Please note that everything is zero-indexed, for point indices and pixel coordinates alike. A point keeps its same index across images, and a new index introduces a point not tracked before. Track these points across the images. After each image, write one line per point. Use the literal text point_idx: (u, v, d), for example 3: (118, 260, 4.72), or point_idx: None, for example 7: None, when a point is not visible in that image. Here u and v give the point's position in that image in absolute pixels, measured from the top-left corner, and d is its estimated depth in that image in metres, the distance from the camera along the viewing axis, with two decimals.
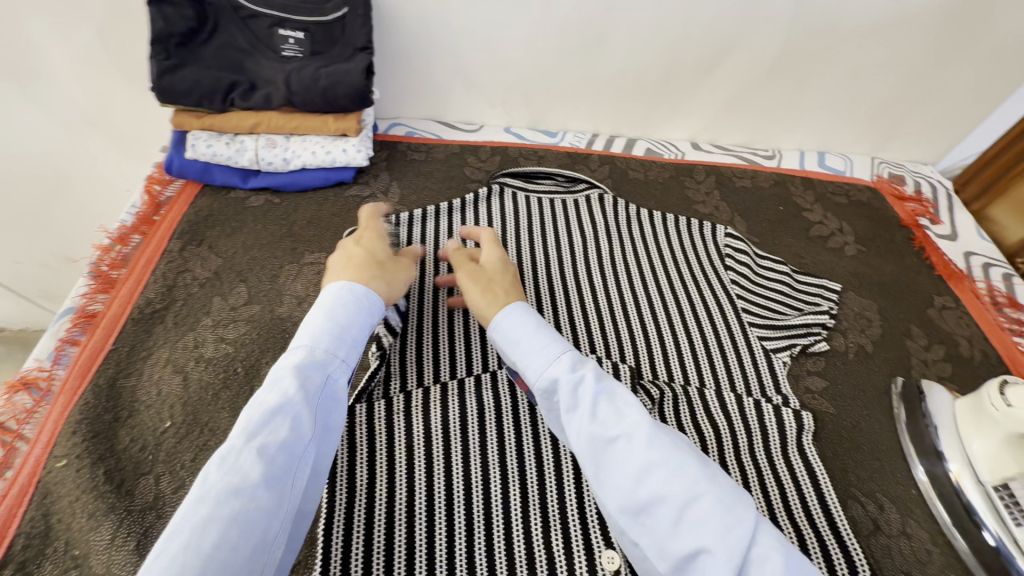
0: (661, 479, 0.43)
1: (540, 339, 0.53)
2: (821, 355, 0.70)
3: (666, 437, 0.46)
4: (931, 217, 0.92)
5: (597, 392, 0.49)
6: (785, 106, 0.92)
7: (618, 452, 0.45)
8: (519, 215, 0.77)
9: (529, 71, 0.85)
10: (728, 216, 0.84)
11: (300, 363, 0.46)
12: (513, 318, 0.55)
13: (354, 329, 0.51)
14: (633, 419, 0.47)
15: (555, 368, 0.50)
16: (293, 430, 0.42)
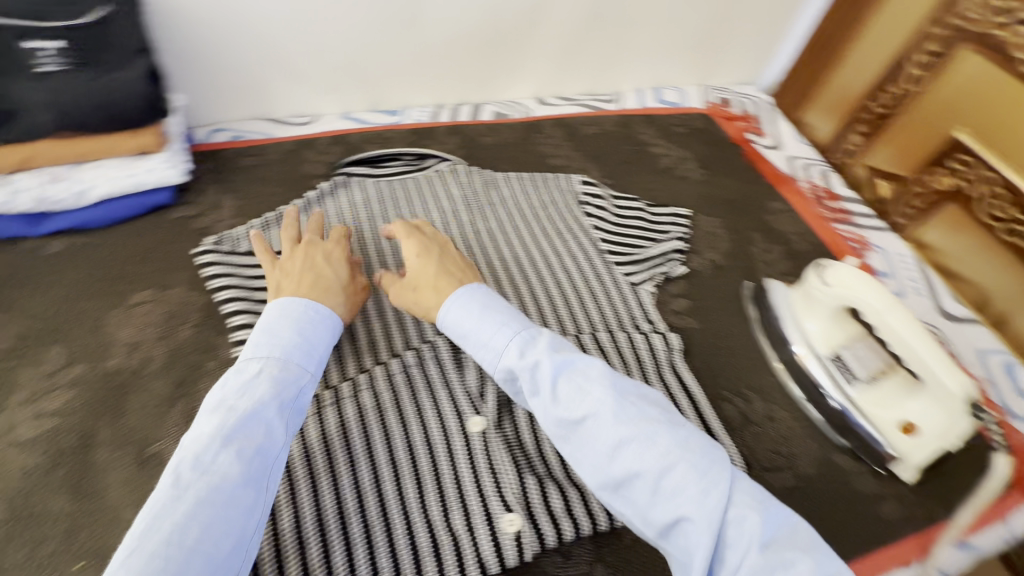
0: (631, 455, 0.44)
1: (488, 328, 0.52)
2: (683, 278, 0.75)
3: (638, 412, 0.46)
4: (757, 132, 1.01)
5: (554, 373, 0.48)
6: (611, 49, 0.95)
7: (585, 433, 0.46)
8: (371, 202, 0.73)
9: (350, 49, 0.80)
10: (582, 163, 0.86)
11: (271, 375, 0.46)
12: (454, 310, 0.53)
13: (322, 344, 0.51)
14: (595, 396, 0.46)
15: (506, 357, 0.50)
16: (267, 436, 0.42)
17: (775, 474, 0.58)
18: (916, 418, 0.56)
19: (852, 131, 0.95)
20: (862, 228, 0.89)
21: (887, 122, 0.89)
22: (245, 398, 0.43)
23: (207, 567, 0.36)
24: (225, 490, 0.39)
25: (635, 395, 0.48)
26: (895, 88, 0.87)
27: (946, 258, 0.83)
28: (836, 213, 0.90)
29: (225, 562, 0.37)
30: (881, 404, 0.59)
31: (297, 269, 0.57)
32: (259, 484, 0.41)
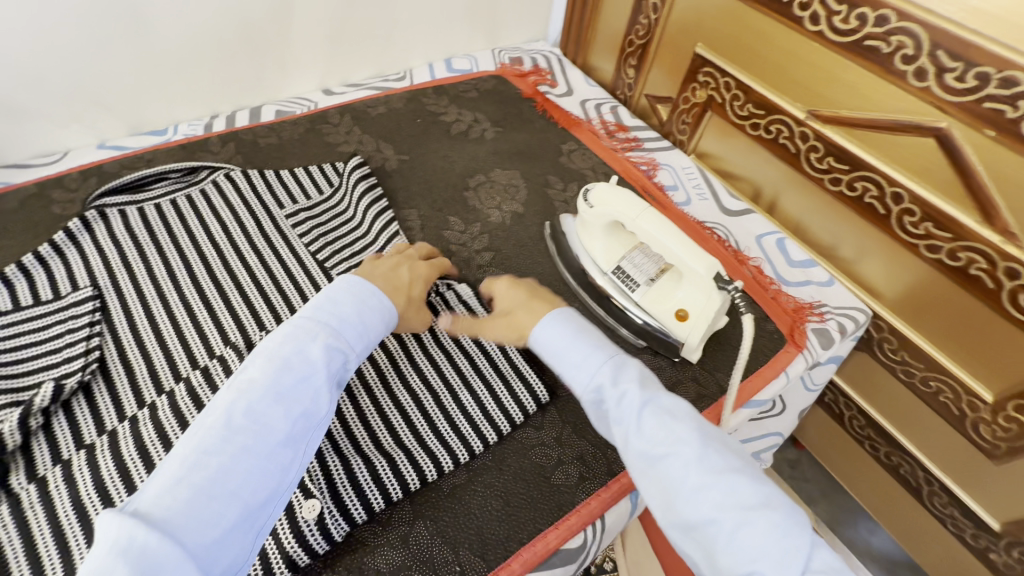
0: (715, 502, 0.43)
1: (576, 355, 0.54)
2: (485, 233, 0.77)
3: (721, 458, 0.45)
4: (549, 83, 1.05)
5: (642, 404, 0.49)
6: (386, 27, 0.94)
7: (667, 470, 0.45)
8: (136, 232, 0.68)
9: (78, 74, 0.73)
10: (373, 144, 0.86)
11: (326, 343, 0.48)
12: (550, 327, 0.57)
13: (377, 326, 0.53)
14: (682, 437, 0.46)
15: (599, 378, 0.52)
16: (313, 401, 0.46)
17: None
18: (685, 305, 0.63)
19: (627, 66, 1.02)
20: (650, 152, 0.96)
21: (647, 51, 0.96)
22: (298, 359, 0.47)
23: (241, 516, 0.40)
24: (268, 445, 0.42)
25: (714, 437, 0.47)
26: (644, 19, 0.94)
27: (724, 163, 0.92)
28: (627, 142, 0.97)
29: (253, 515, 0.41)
30: (658, 301, 0.65)
31: (386, 265, 0.60)
32: (297, 443, 0.44)
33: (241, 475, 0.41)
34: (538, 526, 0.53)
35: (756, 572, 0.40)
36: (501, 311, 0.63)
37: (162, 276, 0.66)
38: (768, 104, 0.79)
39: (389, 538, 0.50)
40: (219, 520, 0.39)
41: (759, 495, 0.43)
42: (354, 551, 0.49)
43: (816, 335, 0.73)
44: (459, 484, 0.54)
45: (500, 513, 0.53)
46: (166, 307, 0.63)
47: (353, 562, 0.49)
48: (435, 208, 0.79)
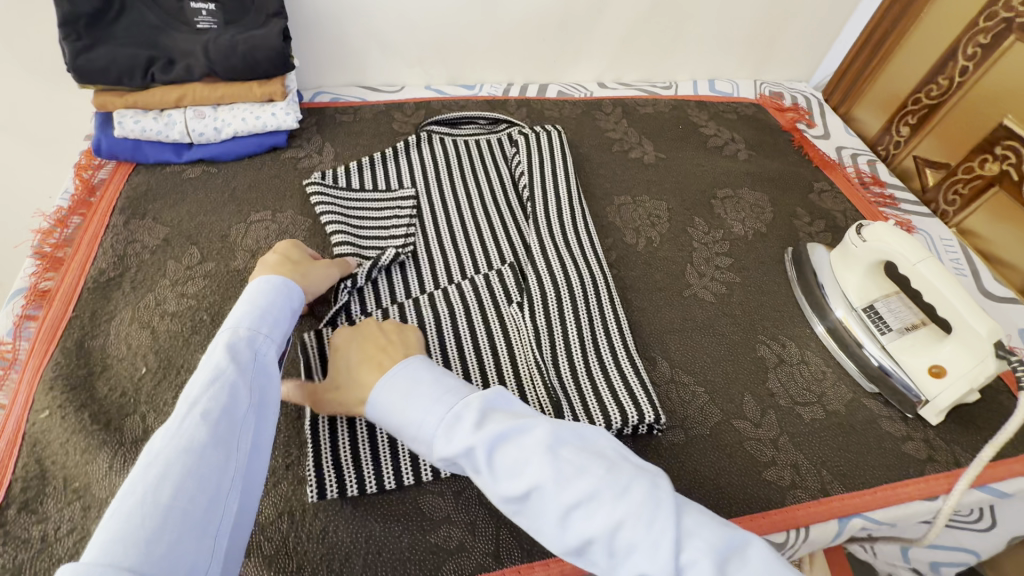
0: (594, 517, 0.38)
1: (418, 411, 0.45)
2: (726, 241, 0.81)
3: (580, 467, 0.39)
4: (807, 122, 1.06)
5: (490, 455, 0.40)
6: (672, 41, 1.04)
7: (537, 506, 0.39)
8: (448, 156, 0.83)
9: (438, 29, 0.92)
10: (637, 138, 0.95)
11: (223, 341, 0.46)
12: (399, 373, 0.48)
13: (276, 309, 0.52)
14: (535, 467, 0.39)
15: (440, 444, 0.43)
16: (231, 394, 0.41)
17: (805, 407, 0.64)
18: (944, 362, 0.60)
19: (902, 124, 0.99)
20: (906, 213, 0.92)
21: (935, 112, 0.92)
22: (201, 368, 0.43)
23: (186, 525, 0.34)
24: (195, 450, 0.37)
25: (568, 441, 0.41)
26: (944, 80, 0.91)
27: (993, 246, 0.86)
28: (882, 198, 0.94)
29: (202, 524, 0.35)
30: (912, 351, 0.63)
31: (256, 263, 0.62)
32: (228, 442, 0.39)
33: (178, 485, 0.35)
34: (748, 511, 0.56)
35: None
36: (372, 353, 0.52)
37: (462, 195, 0.79)
38: None
39: None
40: (172, 520, 0.33)
41: (632, 481, 0.39)
42: None
43: None
44: (678, 443, 0.60)
45: (712, 482, 0.57)
46: (461, 223, 0.76)
47: None
48: (683, 206, 0.85)
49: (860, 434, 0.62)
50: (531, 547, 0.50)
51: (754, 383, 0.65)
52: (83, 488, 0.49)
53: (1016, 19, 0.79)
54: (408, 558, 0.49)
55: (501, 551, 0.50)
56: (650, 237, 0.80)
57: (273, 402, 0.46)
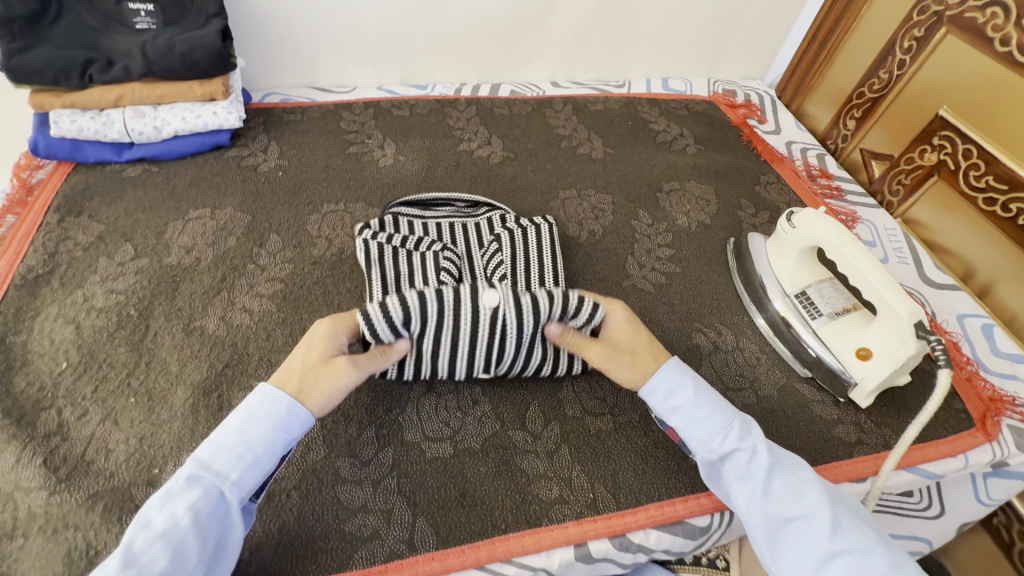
0: (846, 566, 0.43)
1: (699, 413, 0.52)
2: (669, 232, 0.81)
3: (849, 522, 0.45)
4: (758, 118, 1.07)
5: (769, 471, 0.48)
6: (623, 40, 1.05)
7: (797, 532, 0.46)
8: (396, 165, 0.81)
9: (387, 27, 0.93)
10: (586, 134, 0.96)
11: (191, 482, 0.43)
12: (670, 374, 0.53)
13: (263, 440, 0.46)
14: (811, 499, 0.47)
15: (722, 441, 0.50)
16: (173, 559, 0.39)
17: (737, 392, 0.64)
18: (869, 345, 0.61)
19: (848, 118, 1.01)
20: (852, 204, 0.93)
21: (877, 106, 0.94)
22: (164, 513, 0.41)
23: None
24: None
25: (838, 500, 0.47)
26: (884, 74, 0.92)
27: (936, 235, 0.86)
28: (828, 190, 0.95)
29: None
30: (839, 335, 0.64)
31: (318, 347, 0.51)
32: None
33: None
34: (672, 491, 0.55)
35: None
36: (614, 342, 0.55)
37: (401, 264, 0.65)
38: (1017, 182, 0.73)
39: (538, 449, 0.57)
40: None
41: (888, 549, 0.44)
42: (508, 449, 0.56)
43: (1011, 433, 0.65)
44: (605, 429, 0.59)
45: (637, 467, 0.56)
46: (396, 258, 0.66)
47: (504, 456, 0.56)
48: (629, 200, 0.86)
49: (790, 419, 0.62)
50: (447, 534, 0.50)
51: None
52: None
53: (946, 11, 0.81)
54: (320, 547, 0.49)
55: (415, 539, 0.50)
56: (593, 229, 0.80)
57: (233, 544, 0.43)
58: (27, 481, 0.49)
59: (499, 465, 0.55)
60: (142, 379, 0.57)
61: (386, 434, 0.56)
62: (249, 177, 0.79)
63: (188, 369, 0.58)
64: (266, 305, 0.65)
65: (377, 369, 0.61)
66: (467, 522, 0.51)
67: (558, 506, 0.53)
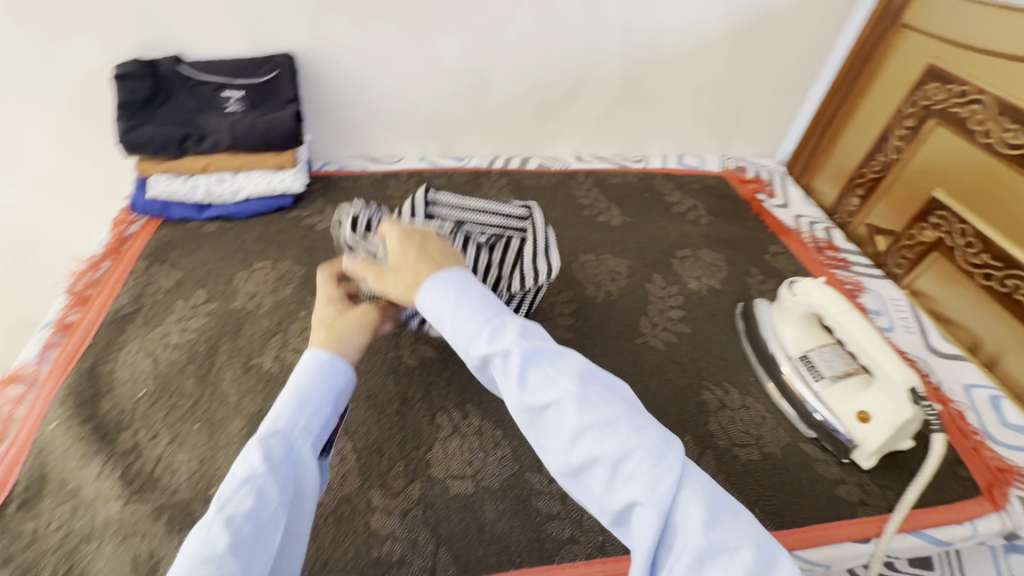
0: (592, 442, 0.40)
1: (459, 316, 0.47)
2: (681, 295, 0.88)
3: (600, 399, 0.42)
4: (768, 193, 1.15)
5: (524, 361, 0.43)
6: (639, 122, 1.17)
7: (550, 419, 0.42)
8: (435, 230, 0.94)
9: (432, 109, 1.07)
10: (606, 204, 1.05)
11: (262, 436, 0.48)
12: (435, 286, 0.48)
13: (318, 395, 0.52)
14: (561, 382, 0.42)
15: (477, 345, 0.45)
16: (258, 500, 0.44)
17: (743, 448, 0.68)
18: (870, 408, 0.65)
19: (852, 194, 1.08)
20: (858, 275, 0.99)
21: (879, 185, 1.01)
22: (241, 466, 0.46)
23: None
24: (215, 559, 0.40)
25: (597, 375, 0.44)
26: (882, 157, 1.00)
27: (941, 305, 0.90)
28: (835, 261, 1.01)
29: None
30: (841, 397, 0.68)
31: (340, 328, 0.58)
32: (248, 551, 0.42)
33: None
34: None
35: (636, 501, 0.39)
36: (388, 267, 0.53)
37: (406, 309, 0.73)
38: (1010, 258, 0.78)
39: (552, 491, 0.61)
40: None
41: (638, 418, 0.41)
42: (525, 489, 0.61)
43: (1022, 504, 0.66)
44: None
45: None
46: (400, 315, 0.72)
47: (521, 495, 0.60)
48: (644, 264, 0.93)
49: (794, 477, 0.65)
50: (465, 564, 0.55)
51: (695, 425, 0.70)
52: (75, 490, 0.56)
53: (934, 106, 0.90)
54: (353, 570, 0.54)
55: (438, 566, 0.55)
56: (609, 290, 0.88)
57: (309, 490, 0.48)
58: (106, 491, 0.56)
59: (516, 503, 0.60)
60: (206, 407, 0.65)
61: (415, 469, 0.62)
62: (307, 235, 0.90)
63: (246, 400, 0.66)
64: None
65: (409, 410, 0.68)
66: (485, 554, 0.56)
67: (569, 546, 0.57)
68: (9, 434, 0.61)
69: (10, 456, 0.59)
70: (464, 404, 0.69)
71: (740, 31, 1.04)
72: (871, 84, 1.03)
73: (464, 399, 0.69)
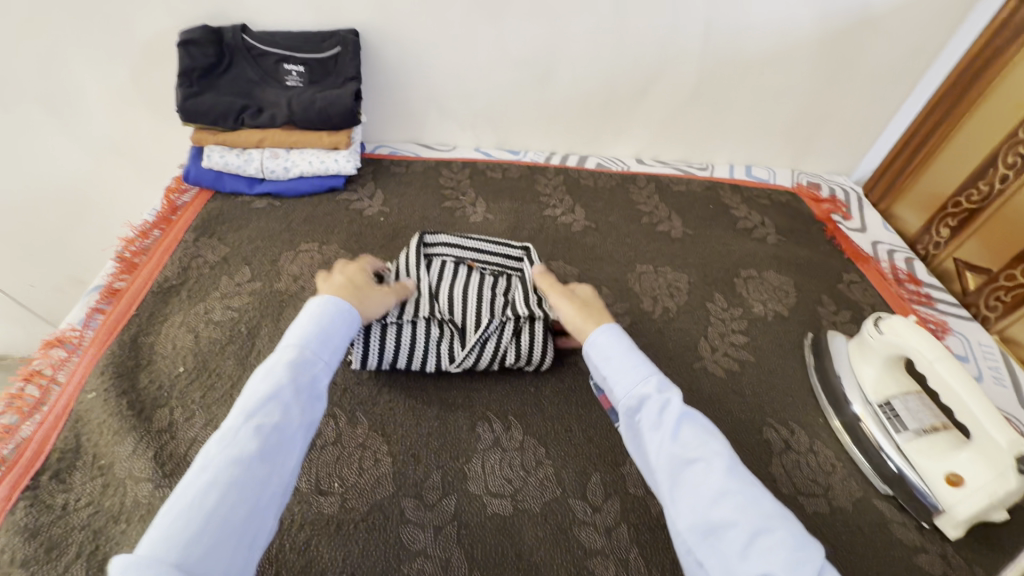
0: (735, 505, 0.46)
1: (625, 364, 0.57)
2: (744, 319, 0.81)
3: (742, 474, 0.49)
4: (843, 215, 1.06)
5: (680, 420, 0.52)
6: (709, 127, 1.10)
7: (694, 473, 0.49)
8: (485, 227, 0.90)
9: (492, 98, 1.02)
10: (667, 212, 0.99)
11: (291, 359, 0.51)
12: (609, 335, 0.59)
13: (339, 335, 0.56)
14: (711, 448, 0.50)
15: (641, 389, 0.55)
16: (283, 415, 0.48)
17: (808, 498, 0.61)
18: (962, 472, 0.57)
19: (942, 225, 0.98)
20: (943, 314, 0.90)
21: (977, 217, 0.92)
22: (267, 383, 0.49)
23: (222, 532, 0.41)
24: (245, 460, 0.44)
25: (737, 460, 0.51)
26: (984, 185, 0.91)
27: None
28: (917, 296, 0.92)
29: (241, 527, 0.42)
30: (928, 455, 0.61)
31: (582, 304, 0.65)
32: (273, 460, 0.46)
33: (220, 496, 0.42)
34: None
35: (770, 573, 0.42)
36: (580, 298, 0.66)
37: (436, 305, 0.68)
38: None
39: (596, 523, 0.56)
40: (216, 506, 0.42)
41: (773, 506, 0.47)
42: (566, 517, 0.57)
43: None
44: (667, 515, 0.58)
45: None
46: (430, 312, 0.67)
47: (562, 523, 0.56)
48: (705, 281, 0.87)
49: (865, 538, 0.59)
50: None
51: (755, 465, 0.64)
52: (108, 465, 0.55)
53: None
54: None
55: None
56: (667, 306, 0.82)
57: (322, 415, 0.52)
58: (139, 471, 0.55)
59: (556, 532, 0.55)
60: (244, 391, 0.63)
61: (451, 481, 0.58)
62: (355, 219, 0.88)
63: None
64: None
65: (449, 416, 0.64)
66: None
67: None
68: (49, 399, 0.60)
69: (48, 422, 0.58)
70: (506, 416, 0.65)
71: (834, 36, 0.95)
72: (978, 103, 0.92)
73: (507, 411, 0.65)
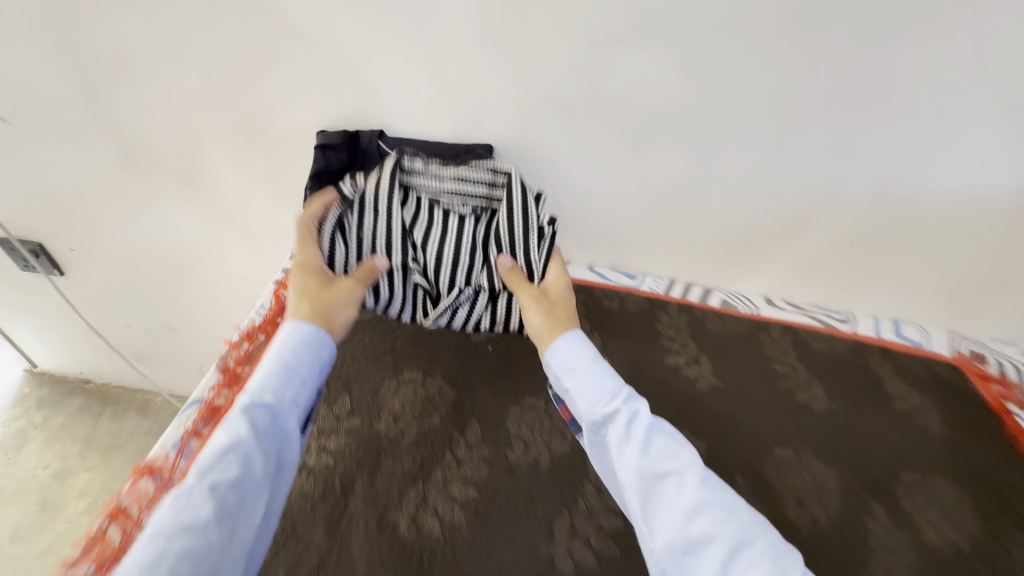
0: (714, 520, 0.54)
1: (593, 375, 0.65)
2: (909, 551, 0.67)
3: (726, 501, 0.56)
4: (1018, 403, 0.89)
5: (652, 434, 0.61)
6: (857, 276, 0.96)
7: (687, 527, 0.55)
8: None
9: (617, 221, 0.95)
10: (807, 376, 0.86)
11: (246, 403, 0.57)
12: (572, 345, 0.67)
13: (302, 365, 0.62)
14: (686, 459, 0.59)
15: (611, 403, 0.63)
16: (239, 471, 0.53)
17: None
18: None
19: None
20: None
21: None
22: (224, 432, 0.54)
23: None
24: (204, 525, 0.49)
25: (709, 471, 0.59)
26: None
27: None
28: None
29: None
30: None
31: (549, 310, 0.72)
32: (225, 521, 0.51)
33: (176, 561, 0.46)
34: None
35: None
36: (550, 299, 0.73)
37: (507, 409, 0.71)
38: None
39: None
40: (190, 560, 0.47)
41: (749, 514, 0.56)
42: None
43: None
44: None
45: None
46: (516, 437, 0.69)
47: None
48: (856, 482, 0.73)
49: None
50: None
51: None
52: None
53: None
54: None
55: None
56: (812, 514, 0.69)
57: (288, 466, 0.59)
58: None
59: None
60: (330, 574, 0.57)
61: None
62: (461, 346, 0.81)
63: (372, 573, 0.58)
64: (457, 515, 0.63)
65: None
66: None
67: None
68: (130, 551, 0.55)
69: None
70: None
71: None
72: None
73: None
